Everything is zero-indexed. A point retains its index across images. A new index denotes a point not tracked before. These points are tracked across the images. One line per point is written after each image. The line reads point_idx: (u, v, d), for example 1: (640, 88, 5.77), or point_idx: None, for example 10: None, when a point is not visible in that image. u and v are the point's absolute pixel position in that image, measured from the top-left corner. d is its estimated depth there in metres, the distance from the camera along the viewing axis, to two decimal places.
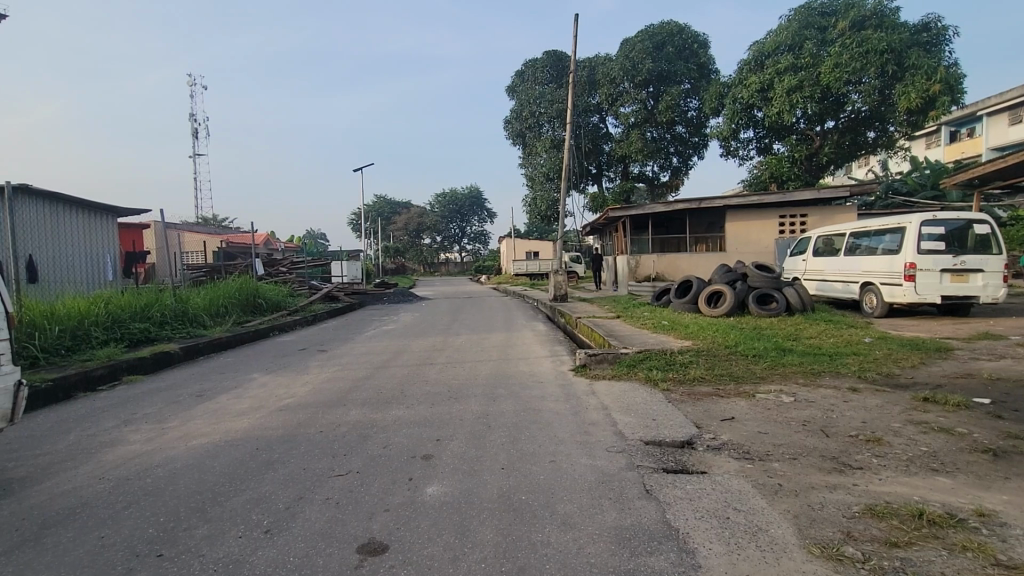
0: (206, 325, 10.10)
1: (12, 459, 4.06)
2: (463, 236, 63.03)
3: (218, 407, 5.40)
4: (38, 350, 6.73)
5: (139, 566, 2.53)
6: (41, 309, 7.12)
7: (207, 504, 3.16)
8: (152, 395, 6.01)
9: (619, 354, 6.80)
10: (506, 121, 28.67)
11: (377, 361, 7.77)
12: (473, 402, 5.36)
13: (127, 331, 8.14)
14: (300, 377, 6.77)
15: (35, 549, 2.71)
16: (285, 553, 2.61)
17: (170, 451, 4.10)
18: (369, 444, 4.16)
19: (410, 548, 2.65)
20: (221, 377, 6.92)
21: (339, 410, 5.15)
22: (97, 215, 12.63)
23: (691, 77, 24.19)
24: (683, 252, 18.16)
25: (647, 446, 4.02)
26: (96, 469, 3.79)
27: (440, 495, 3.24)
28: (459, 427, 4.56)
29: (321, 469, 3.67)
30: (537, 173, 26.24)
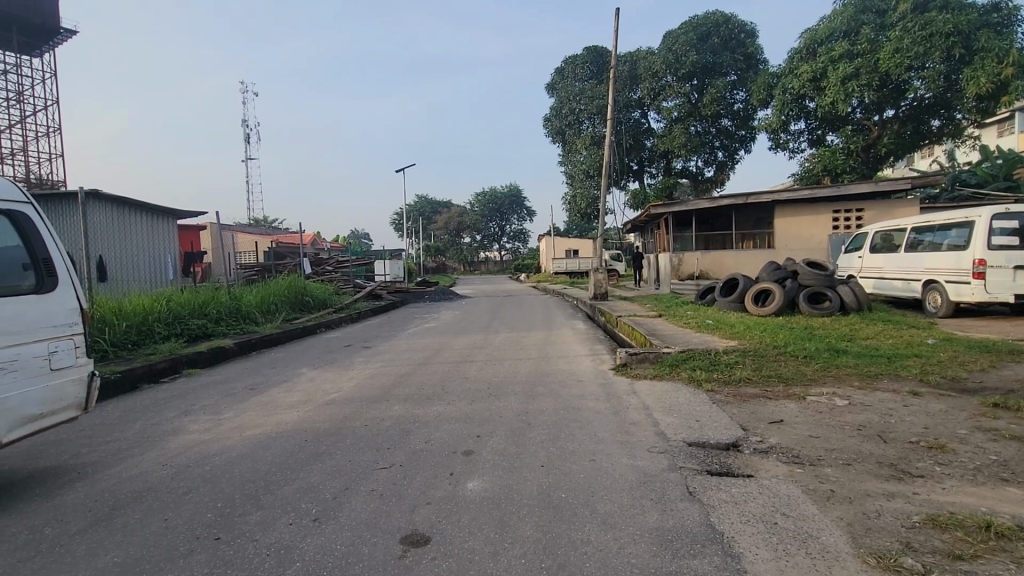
0: (258, 322, 10.56)
1: (84, 445, 4.38)
2: (503, 234, 63.43)
3: (270, 400, 5.65)
4: (107, 344, 7.21)
5: (199, 548, 2.69)
6: (109, 306, 7.64)
7: (260, 492, 3.33)
8: (209, 388, 6.35)
9: (661, 353, 6.67)
10: (545, 119, 28.53)
11: (419, 358, 7.94)
12: (513, 400, 5.38)
13: (186, 327, 8.63)
14: (346, 373, 6.99)
15: (107, 529, 2.92)
16: (332, 542, 2.71)
17: (226, 441, 4.34)
18: (412, 438, 4.26)
19: (451, 541, 2.70)
20: (272, 372, 7.24)
21: (382, 405, 5.30)
22: (160, 218, 13.43)
23: (738, 69, 23.40)
24: (729, 249, 17.56)
25: (690, 447, 3.94)
26: (157, 456, 4.04)
27: (481, 491, 3.28)
28: (499, 424, 4.60)
29: (366, 462, 3.78)
30: (577, 171, 25.99)
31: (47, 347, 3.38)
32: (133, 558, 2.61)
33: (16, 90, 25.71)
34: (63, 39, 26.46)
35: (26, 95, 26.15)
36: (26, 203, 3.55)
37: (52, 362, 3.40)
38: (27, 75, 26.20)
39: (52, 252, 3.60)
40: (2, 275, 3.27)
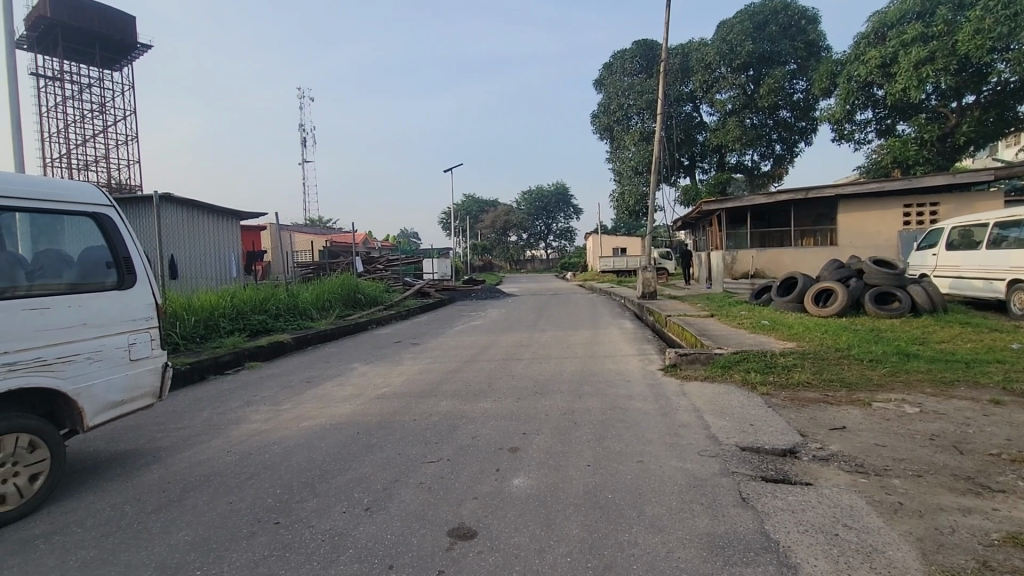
0: (313, 318, 11.03)
1: (159, 430, 4.74)
2: (550, 232, 63.26)
3: (325, 393, 5.90)
4: (178, 337, 7.75)
5: (260, 530, 2.85)
6: (180, 302, 8.20)
7: (316, 480, 3.48)
8: (269, 380, 6.70)
9: (713, 353, 6.47)
10: (593, 115, 28.19)
11: (466, 355, 8.06)
12: (559, 399, 5.37)
13: (248, 322, 9.13)
14: (396, 368, 7.18)
15: (178, 509, 3.14)
16: (383, 531, 2.80)
17: (285, 431, 4.56)
18: (458, 433, 4.34)
19: (497, 536, 2.73)
20: (326, 366, 7.55)
21: (430, 400, 5.41)
22: (225, 219, 14.25)
23: (798, 57, 22.28)
24: (787, 246, 16.76)
25: (744, 452, 3.80)
26: (222, 443, 4.30)
27: (527, 488, 3.29)
28: (545, 422, 4.60)
29: (415, 455, 3.88)
30: (625, 167, 25.50)
31: (127, 339, 3.68)
32: (202, 537, 2.79)
33: (99, 102, 27.92)
34: (139, 53, 28.54)
35: (108, 106, 28.36)
36: (110, 207, 3.84)
37: (131, 353, 3.70)
38: (109, 88, 28.42)
39: (132, 251, 3.89)
40: (89, 273, 3.58)
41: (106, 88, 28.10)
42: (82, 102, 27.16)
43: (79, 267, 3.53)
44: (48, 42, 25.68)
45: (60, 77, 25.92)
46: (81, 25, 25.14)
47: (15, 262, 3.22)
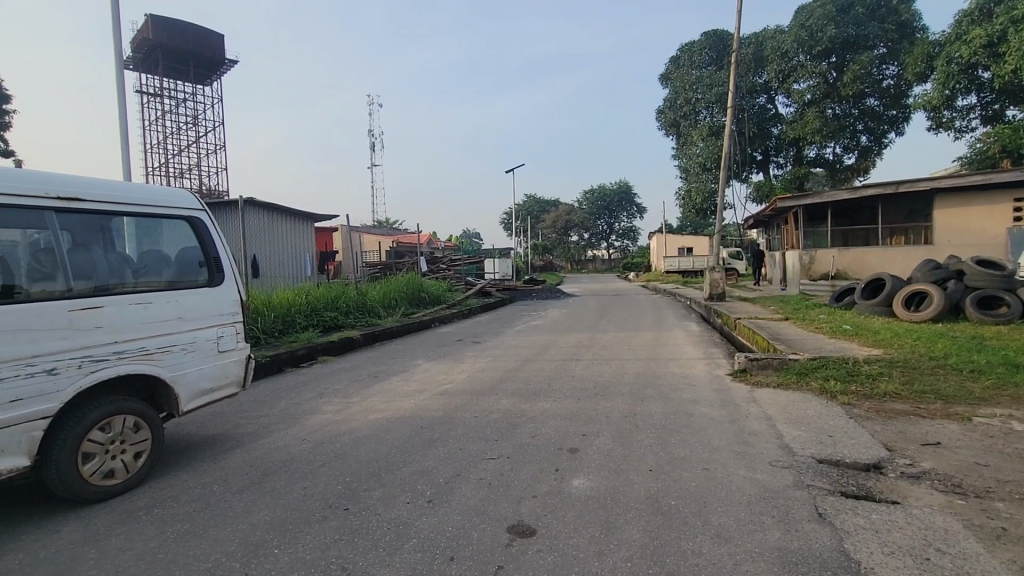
0: (381, 316, 11.48)
1: (243, 417, 5.13)
2: (612, 231, 62.23)
3: (391, 388, 6.15)
4: (259, 332, 8.34)
5: (331, 515, 3.01)
6: (262, 299, 8.82)
7: (382, 470, 3.63)
8: (340, 374, 7.07)
9: (786, 359, 6.10)
10: (658, 111, 27.43)
11: (527, 354, 8.11)
12: (620, 401, 5.27)
13: (321, 319, 9.65)
14: (458, 365, 7.35)
15: (258, 491, 3.38)
16: (444, 523, 2.88)
17: (354, 422, 4.80)
18: (518, 432, 4.38)
19: (557, 535, 2.73)
20: (392, 362, 7.85)
21: (491, 398, 5.49)
22: (302, 220, 15.13)
23: (888, 40, 20.58)
24: (873, 245, 15.52)
25: (821, 464, 3.57)
26: (297, 432, 4.58)
27: (586, 490, 3.26)
28: (605, 424, 4.53)
29: (476, 451, 3.95)
30: (692, 164, 24.56)
31: (216, 332, 4.01)
32: (279, 519, 2.98)
33: (192, 115, 30.55)
34: (227, 68, 30.95)
35: (200, 119, 30.96)
36: (201, 210, 4.19)
37: (220, 345, 4.03)
38: (201, 102, 30.99)
39: (221, 251, 4.23)
40: (184, 272, 3.93)
41: (198, 102, 30.67)
42: (179, 116, 29.82)
43: (176, 266, 3.89)
44: (151, 62, 28.41)
45: (160, 94, 28.57)
46: (177, 45, 27.63)
47: (123, 260, 3.58)
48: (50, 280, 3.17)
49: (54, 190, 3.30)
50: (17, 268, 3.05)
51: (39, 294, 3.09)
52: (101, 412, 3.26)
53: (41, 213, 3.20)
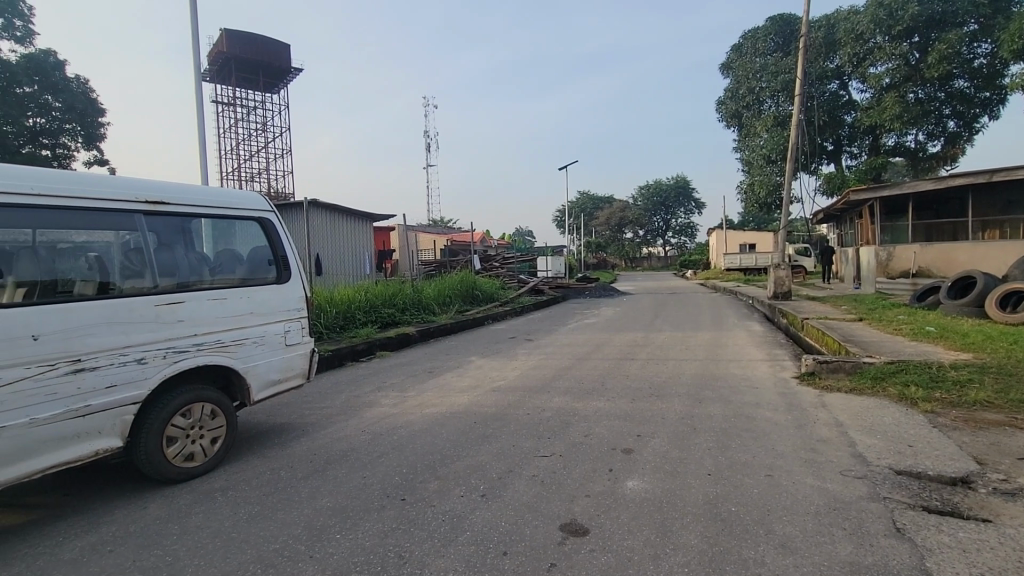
0: (436, 313, 11.74)
1: (308, 408, 5.40)
2: (668, 228, 60.52)
3: (445, 383, 6.27)
4: (322, 327, 8.75)
5: (389, 505, 3.11)
6: (324, 296, 9.25)
7: (437, 464, 3.71)
8: (396, 369, 7.28)
9: (860, 362, 5.70)
10: (719, 102, 26.40)
11: (580, 353, 8.03)
12: (677, 402, 5.11)
13: (379, 315, 9.99)
14: (511, 363, 7.38)
15: (322, 478, 3.55)
16: (498, 518, 2.90)
17: (410, 416, 4.93)
18: (572, 430, 4.34)
19: (610, 537, 2.68)
20: (446, 358, 8.00)
21: (544, 396, 5.48)
22: (361, 220, 15.72)
23: (980, 15, 18.75)
24: (962, 240, 14.26)
25: (899, 475, 3.32)
26: (357, 423, 4.77)
27: (641, 492, 3.19)
28: (661, 425, 4.41)
29: (528, 448, 3.96)
30: (755, 156, 23.44)
31: (283, 327, 4.24)
32: (341, 505, 3.12)
33: (262, 122, 32.42)
34: (293, 77, 32.54)
35: (269, 125, 32.80)
36: (270, 212, 4.43)
37: (287, 339, 4.26)
38: (270, 109, 32.70)
39: (288, 250, 4.45)
40: (255, 269, 4.17)
41: (267, 109, 32.35)
42: (250, 123, 31.66)
43: (248, 264, 4.14)
44: (225, 73, 30.36)
45: (233, 103, 30.51)
46: (248, 56, 29.24)
47: (201, 259, 3.85)
48: (140, 277, 3.45)
49: (144, 195, 3.59)
50: (112, 266, 3.35)
51: (130, 290, 3.37)
52: (182, 399, 3.53)
53: (131, 215, 3.48)
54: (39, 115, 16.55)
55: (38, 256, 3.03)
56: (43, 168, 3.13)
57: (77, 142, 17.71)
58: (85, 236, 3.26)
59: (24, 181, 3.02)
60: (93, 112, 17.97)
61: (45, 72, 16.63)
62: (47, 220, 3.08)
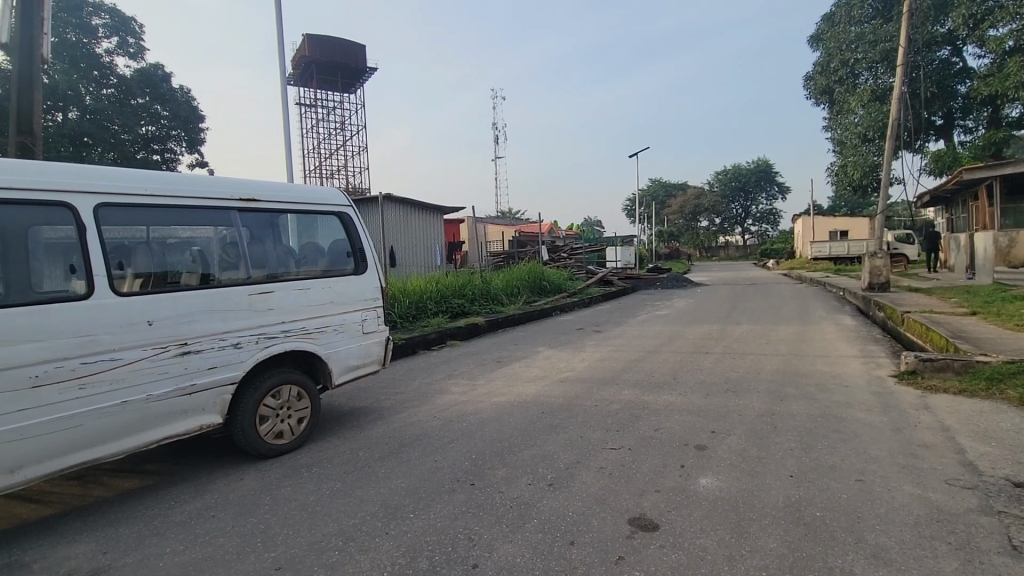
0: (504, 303, 11.85)
1: (383, 393, 5.68)
2: (748, 215, 57.26)
3: (513, 373, 6.34)
4: (395, 317, 9.12)
5: (458, 488, 3.20)
6: (398, 287, 9.63)
7: (505, 451, 3.77)
8: (466, 358, 7.47)
9: (972, 361, 5.11)
10: (807, 78, 24.45)
11: (650, 345, 7.83)
12: (755, 399, 4.86)
13: (449, 306, 10.25)
14: (579, 354, 7.33)
15: (396, 460, 3.72)
16: (566, 507, 2.91)
17: (479, 404, 5.04)
18: (641, 424, 4.25)
19: (682, 534, 2.60)
20: (514, 348, 8.10)
21: (612, 388, 5.41)
22: (432, 213, 16.19)
23: None
24: None
25: (1018, 488, 2.94)
26: (429, 409, 4.95)
27: (715, 490, 3.06)
28: (737, 422, 4.21)
29: (596, 440, 3.92)
30: (848, 135, 21.51)
31: (360, 316, 4.48)
32: (414, 487, 3.25)
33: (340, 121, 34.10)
34: (368, 76, 33.82)
35: (347, 124, 34.42)
36: (349, 207, 4.66)
37: (364, 328, 4.50)
38: (347, 108, 34.30)
39: (364, 242, 4.67)
40: (335, 261, 4.42)
41: (346, 108, 34.02)
42: (329, 123, 33.42)
43: (330, 256, 4.39)
44: (307, 77, 32.27)
45: (315, 104, 32.29)
46: (328, 58, 30.97)
47: (288, 252, 4.12)
48: (235, 269, 3.75)
49: (239, 193, 3.89)
50: (212, 259, 3.66)
51: (227, 281, 3.67)
52: (273, 381, 3.84)
53: (227, 212, 3.79)
54: (151, 124, 18.46)
55: (151, 250, 3.38)
56: (154, 172, 3.48)
57: (182, 147, 19.61)
58: (189, 232, 3.59)
59: (138, 183, 3.36)
60: (195, 121, 19.80)
61: (154, 84, 18.52)
62: (157, 218, 3.43)
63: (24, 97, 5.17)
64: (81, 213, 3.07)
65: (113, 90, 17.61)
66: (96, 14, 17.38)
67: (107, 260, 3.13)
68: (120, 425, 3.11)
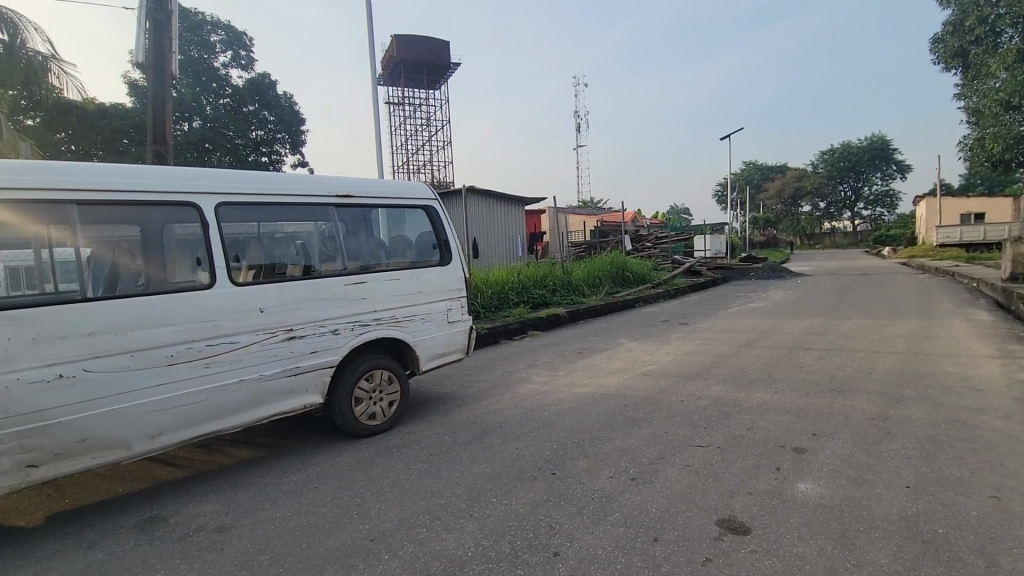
0: (585, 294, 11.70)
1: (468, 380, 5.85)
2: (859, 197, 51.84)
3: (595, 364, 6.27)
4: (478, 307, 9.34)
5: (539, 477, 3.23)
6: (481, 278, 9.85)
7: (586, 443, 3.74)
8: (547, 348, 7.48)
9: None
10: (935, 40, 21.51)
11: (742, 339, 7.37)
12: (865, 400, 4.41)
13: (530, 296, 10.31)
14: (664, 347, 7.08)
15: (479, 445, 3.83)
16: (649, 503, 2.82)
17: (560, 394, 5.05)
18: (732, 422, 4.03)
19: (778, 540, 2.44)
20: (597, 339, 7.98)
21: (699, 383, 5.16)
22: (513, 204, 16.33)
23: None
24: None
25: None
26: (511, 398, 5.03)
27: (816, 496, 2.83)
28: (842, 425, 3.85)
29: (682, 436, 3.78)
30: (986, 103, 18.69)
31: (446, 305, 4.65)
32: (497, 472, 3.32)
33: (426, 117, 35.27)
34: (452, 72, 34.66)
35: (432, 120, 35.55)
36: (435, 200, 4.82)
37: (449, 317, 4.67)
38: (433, 105, 35.40)
39: (449, 234, 4.82)
40: (422, 253, 4.60)
41: (430, 105, 35.18)
42: (416, 120, 34.72)
43: (417, 248, 4.58)
44: (395, 76, 33.80)
45: (402, 102, 33.69)
46: (414, 58, 32.21)
47: (380, 244, 4.35)
48: (333, 261, 4.03)
49: (335, 190, 4.15)
50: (313, 252, 3.95)
51: (326, 271, 3.95)
52: (367, 365, 4.10)
53: (325, 208, 4.07)
54: (260, 129, 20.21)
55: (262, 243, 3.71)
56: (263, 172, 3.80)
57: (286, 149, 21.21)
58: (293, 227, 3.90)
59: (250, 183, 3.70)
60: (297, 124, 21.38)
61: (262, 92, 20.31)
62: (266, 215, 3.75)
63: (158, 111, 5.88)
64: (205, 211, 3.44)
65: (228, 99, 19.59)
66: (214, 31, 19.48)
67: (226, 253, 3.49)
68: (236, 402, 3.46)
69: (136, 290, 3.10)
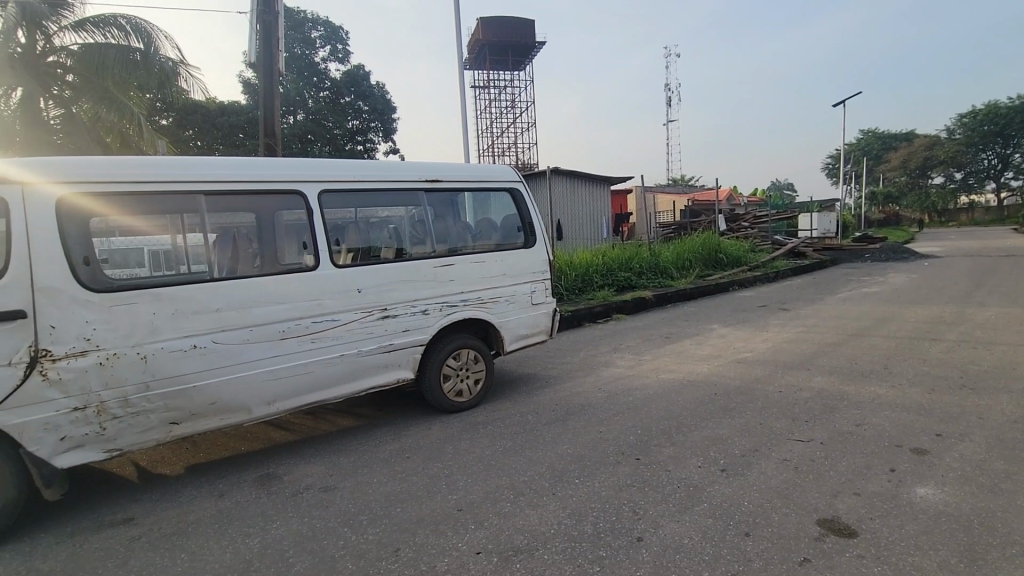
0: (674, 278, 11.23)
1: (551, 362, 5.88)
2: (1007, 166, 44.57)
3: (684, 350, 6.02)
4: (562, 289, 9.32)
5: (623, 462, 3.18)
6: (565, 260, 9.78)
7: (673, 430, 3.62)
8: (633, 332, 7.30)
9: None
10: None
11: (853, 327, 6.69)
12: (1006, 400, 3.84)
13: (615, 279, 10.09)
14: (760, 334, 6.62)
15: (561, 427, 3.84)
16: (741, 497, 2.68)
17: (646, 379, 4.92)
18: (838, 416, 3.69)
19: (889, 546, 2.22)
20: (686, 324, 7.65)
21: (800, 374, 4.77)
22: (598, 184, 15.97)
23: None
24: None
25: None
26: (595, 381, 4.99)
27: (938, 503, 2.53)
28: (974, 426, 3.39)
29: (780, 428, 3.53)
30: None
31: (530, 288, 4.69)
32: (578, 455, 3.32)
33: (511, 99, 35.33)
34: (537, 51, 34.31)
35: (517, 101, 35.55)
36: (519, 182, 4.84)
37: (533, 299, 4.71)
38: (518, 86, 35.33)
39: (533, 216, 4.82)
40: (507, 236, 4.65)
41: (515, 86, 35.13)
42: (501, 102, 34.91)
43: (502, 231, 4.64)
44: (481, 60, 34.16)
45: (487, 85, 34.00)
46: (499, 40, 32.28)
47: (466, 228, 4.45)
48: (422, 244, 4.19)
49: (424, 175, 4.29)
50: (404, 236, 4.14)
51: (416, 254, 4.13)
52: (454, 344, 4.27)
53: (416, 193, 4.23)
54: (356, 119, 21.36)
55: (359, 228, 3.94)
56: (359, 161, 4.02)
57: (379, 137, 22.27)
58: (386, 212, 4.10)
59: (347, 171, 3.93)
60: (389, 113, 22.31)
61: (357, 83, 21.40)
62: (362, 201, 3.98)
63: (268, 106, 6.42)
64: (308, 199, 3.73)
65: (327, 92, 20.88)
66: (314, 28, 20.79)
67: (328, 238, 3.75)
68: (338, 374, 3.75)
69: (252, 272, 3.43)
